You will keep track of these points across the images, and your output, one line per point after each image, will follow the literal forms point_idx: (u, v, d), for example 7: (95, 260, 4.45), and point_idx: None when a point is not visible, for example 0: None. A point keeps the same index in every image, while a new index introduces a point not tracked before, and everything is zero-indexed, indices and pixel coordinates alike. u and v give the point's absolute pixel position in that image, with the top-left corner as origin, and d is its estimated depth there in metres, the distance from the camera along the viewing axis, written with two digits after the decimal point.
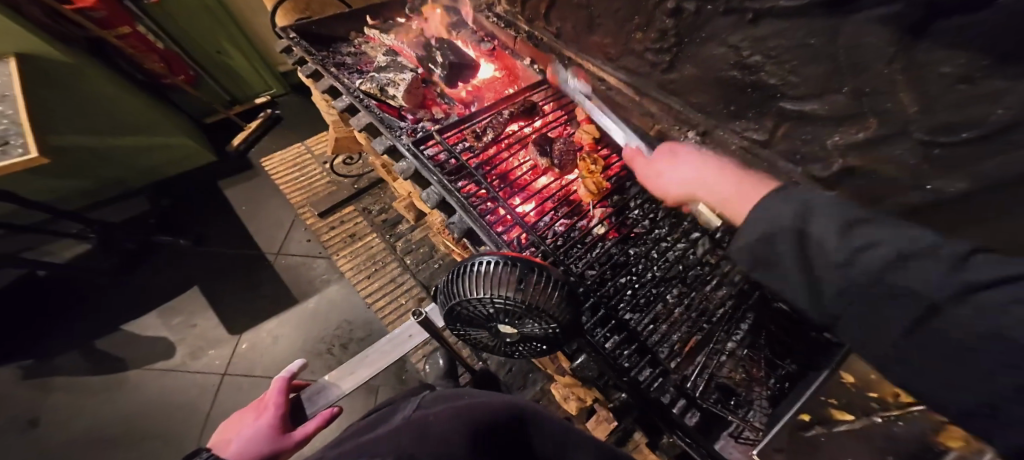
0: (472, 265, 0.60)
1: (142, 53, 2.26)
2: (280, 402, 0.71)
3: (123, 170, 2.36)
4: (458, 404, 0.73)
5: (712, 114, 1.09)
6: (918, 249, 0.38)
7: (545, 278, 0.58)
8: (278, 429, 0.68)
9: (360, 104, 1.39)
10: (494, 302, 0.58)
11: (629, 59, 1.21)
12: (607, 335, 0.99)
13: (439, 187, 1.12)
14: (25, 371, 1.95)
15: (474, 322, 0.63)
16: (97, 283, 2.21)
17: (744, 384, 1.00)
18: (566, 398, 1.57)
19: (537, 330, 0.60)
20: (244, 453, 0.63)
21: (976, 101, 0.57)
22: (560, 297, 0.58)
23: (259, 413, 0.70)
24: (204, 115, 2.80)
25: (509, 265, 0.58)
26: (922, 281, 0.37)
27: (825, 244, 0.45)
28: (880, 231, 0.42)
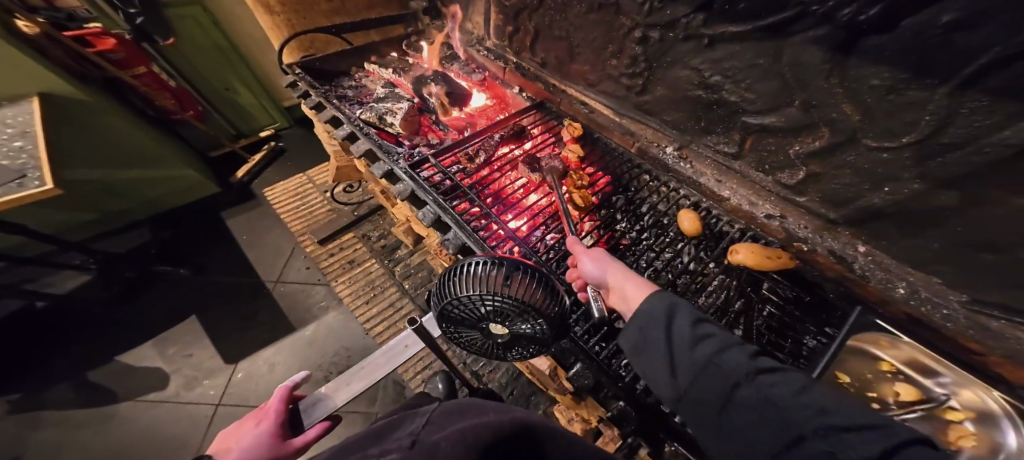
0: (463, 266, 0.65)
1: (155, 91, 2.36)
2: (281, 411, 0.72)
3: (128, 201, 2.43)
4: (469, 424, 0.59)
5: (686, 130, 1.15)
6: (731, 343, 0.56)
7: (532, 277, 0.62)
8: (278, 436, 0.68)
9: (360, 132, 1.46)
10: (483, 301, 0.61)
11: (607, 83, 1.31)
12: (601, 344, 0.98)
13: (435, 206, 1.17)
14: (13, 406, 1.91)
15: (466, 323, 0.66)
16: (96, 313, 2.22)
17: None
18: (569, 420, 1.55)
19: (527, 329, 0.62)
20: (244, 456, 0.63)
21: (907, 108, 0.66)
22: (545, 296, 0.61)
23: (259, 421, 0.71)
24: (209, 149, 2.90)
25: (496, 264, 0.63)
26: (738, 362, 0.52)
27: (685, 334, 0.59)
28: (715, 330, 0.59)
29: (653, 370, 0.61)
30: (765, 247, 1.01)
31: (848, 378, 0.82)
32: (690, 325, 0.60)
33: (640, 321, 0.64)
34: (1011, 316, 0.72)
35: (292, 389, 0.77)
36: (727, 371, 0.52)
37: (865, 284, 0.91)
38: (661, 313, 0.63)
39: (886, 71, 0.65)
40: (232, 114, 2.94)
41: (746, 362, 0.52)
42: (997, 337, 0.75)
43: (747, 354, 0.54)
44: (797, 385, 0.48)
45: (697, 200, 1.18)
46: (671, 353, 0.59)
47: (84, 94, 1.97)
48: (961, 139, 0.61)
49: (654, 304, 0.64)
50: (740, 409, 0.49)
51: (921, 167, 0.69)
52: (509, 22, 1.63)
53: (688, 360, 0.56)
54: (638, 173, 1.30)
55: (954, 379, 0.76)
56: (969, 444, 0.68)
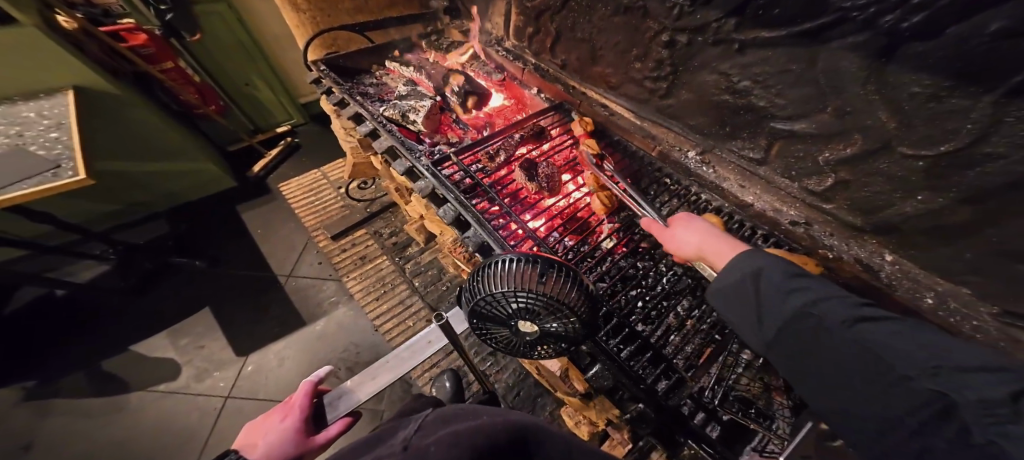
0: (495, 263, 0.65)
1: (180, 86, 2.42)
2: (306, 405, 0.72)
3: (149, 193, 2.49)
4: (463, 426, 0.58)
5: (710, 135, 1.15)
6: (831, 292, 0.52)
7: (565, 275, 0.63)
8: (302, 432, 0.68)
9: (383, 128, 1.49)
10: (516, 298, 0.62)
11: (629, 86, 1.32)
12: (619, 344, 0.97)
13: (455, 204, 1.18)
14: (30, 392, 1.97)
15: (495, 320, 0.66)
16: (113, 302, 2.27)
17: (761, 396, 0.94)
18: (575, 422, 1.55)
19: (556, 327, 0.63)
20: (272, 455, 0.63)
21: (947, 116, 0.65)
22: (577, 295, 0.62)
23: (285, 415, 0.71)
24: (228, 143, 2.97)
25: (530, 262, 0.63)
26: (833, 312, 0.50)
27: (774, 286, 0.57)
28: (812, 281, 0.55)
29: (739, 319, 0.62)
30: (791, 253, 1.00)
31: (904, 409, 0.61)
32: (781, 276, 0.58)
33: (725, 273, 0.65)
34: None
35: (316, 384, 0.77)
36: (820, 319, 0.50)
37: (890, 294, 0.90)
38: (751, 269, 0.62)
39: (928, 78, 0.64)
40: (253, 110, 3.01)
41: (847, 310, 0.49)
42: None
43: (850, 303, 0.50)
44: (908, 331, 0.44)
45: (720, 204, 1.17)
46: (758, 301, 0.59)
47: (116, 88, 2.03)
48: (1003, 148, 0.60)
49: (746, 259, 0.64)
50: (833, 355, 0.48)
51: (960, 176, 0.69)
52: (529, 23, 1.64)
53: (776, 308, 0.56)
54: (658, 176, 1.28)
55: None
56: None
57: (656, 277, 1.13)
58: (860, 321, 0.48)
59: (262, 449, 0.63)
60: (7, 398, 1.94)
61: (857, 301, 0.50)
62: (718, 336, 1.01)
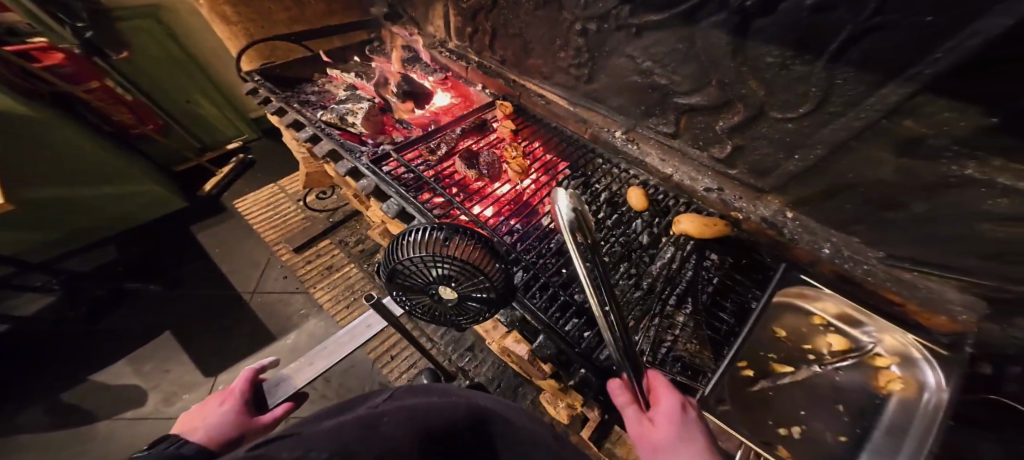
0: (407, 234, 0.70)
1: (110, 106, 2.31)
2: (245, 391, 0.73)
3: (90, 220, 2.33)
4: (437, 400, 0.59)
5: (631, 116, 1.23)
6: None
7: (471, 239, 0.67)
8: (246, 414, 0.69)
9: (322, 133, 1.49)
10: (422, 263, 0.66)
11: (559, 76, 1.38)
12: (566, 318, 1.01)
13: (399, 198, 1.19)
14: None
15: (413, 289, 0.70)
16: (62, 336, 2.14)
17: (699, 352, 0.92)
18: (556, 407, 1.60)
19: (468, 289, 0.67)
20: (212, 435, 0.60)
21: (797, 81, 0.76)
22: (482, 254, 0.66)
23: (224, 400, 0.70)
24: (173, 164, 2.82)
25: (437, 230, 0.68)
26: None
27: None
28: None
29: None
30: (706, 217, 1.11)
31: (773, 353, 0.87)
32: None
33: None
34: (919, 266, 0.82)
35: (257, 371, 0.78)
36: None
37: (794, 247, 1.01)
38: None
39: (777, 49, 0.74)
40: (197, 127, 2.87)
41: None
42: (909, 288, 0.85)
43: None
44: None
45: (645, 178, 1.25)
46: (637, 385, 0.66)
47: (26, 106, 1.86)
48: (841, 107, 0.72)
49: None
50: None
51: (819, 133, 0.79)
52: (467, 23, 1.69)
53: None
54: (592, 157, 1.35)
55: (878, 326, 0.83)
56: (896, 389, 0.76)
57: None
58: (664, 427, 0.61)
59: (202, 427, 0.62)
60: None
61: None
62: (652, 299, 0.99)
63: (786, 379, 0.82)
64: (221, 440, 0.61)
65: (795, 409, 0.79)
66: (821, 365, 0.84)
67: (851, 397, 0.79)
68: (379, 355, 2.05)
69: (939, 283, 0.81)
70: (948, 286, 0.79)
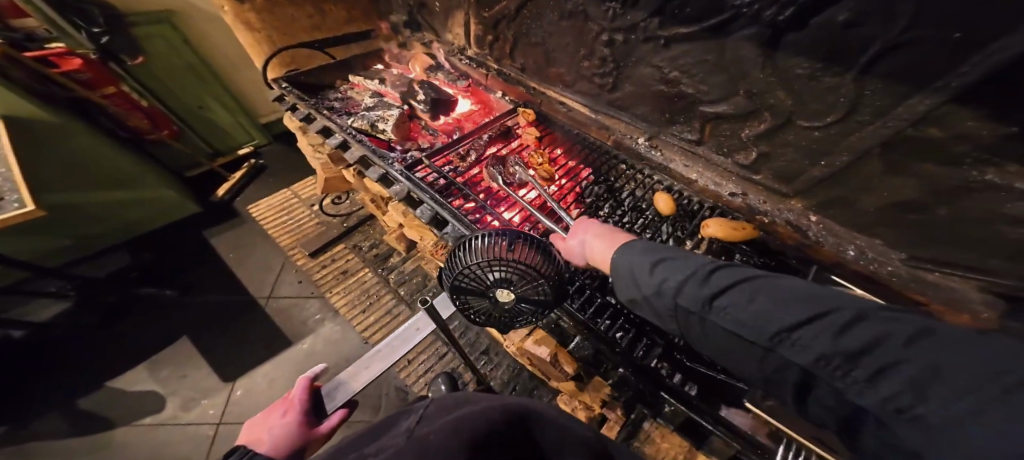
0: (470, 240, 0.75)
1: (127, 111, 2.37)
2: (305, 399, 0.76)
3: (105, 224, 2.39)
4: (476, 407, 0.55)
5: (654, 122, 1.27)
6: (868, 330, 0.42)
7: (531, 243, 0.73)
8: (306, 424, 0.72)
9: (353, 138, 1.54)
10: (488, 266, 0.71)
11: (582, 83, 1.43)
12: (607, 322, 0.99)
13: (432, 204, 1.23)
14: None
15: (475, 292, 0.74)
16: (84, 339, 2.19)
17: None
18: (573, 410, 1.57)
19: (529, 292, 0.71)
20: (277, 448, 0.66)
21: (826, 92, 0.79)
22: (544, 258, 0.72)
23: (286, 410, 0.74)
24: (184, 168, 2.87)
25: (499, 235, 0.73)
26: (860, 354, 0.42)
27: (799, 320, 0.47)
28: (856, 322, 0.43)
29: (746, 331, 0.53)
30: (732, 221, 1.11)
31: None
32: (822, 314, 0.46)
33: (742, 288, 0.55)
34: (941, 267, 0.84)
35: (312, 379, 0.80)
36: (838, 360, 0.43)
37: (820, 248, 1.04)
38: (646, 262, 0.68)
39: (807, 61, 0.78)
40: (211, 132, 2.92)
41: (823, 340, 0.44)
42: (933, 288, 0.87)
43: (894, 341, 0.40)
44: (894, 332, 0.41)
45: (670, 183, 1.28)
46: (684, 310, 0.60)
47: (49, 113, 1.96)
48: (869, 117, 0.75)
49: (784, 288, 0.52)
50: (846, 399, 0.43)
51: (845, 141, 0.83)
52: (489, 32, 1.74)
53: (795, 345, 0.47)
54: (616, 163, 1.40)
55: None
56: None
57: None
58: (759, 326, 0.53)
59: (268, 443, 0.66)
60: None
61: (842, 325, 0.44)
62: None
63: None
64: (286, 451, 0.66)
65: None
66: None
67: None
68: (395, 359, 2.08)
69: (960, 282, 0.83)
70: (969, 286, 0.81)
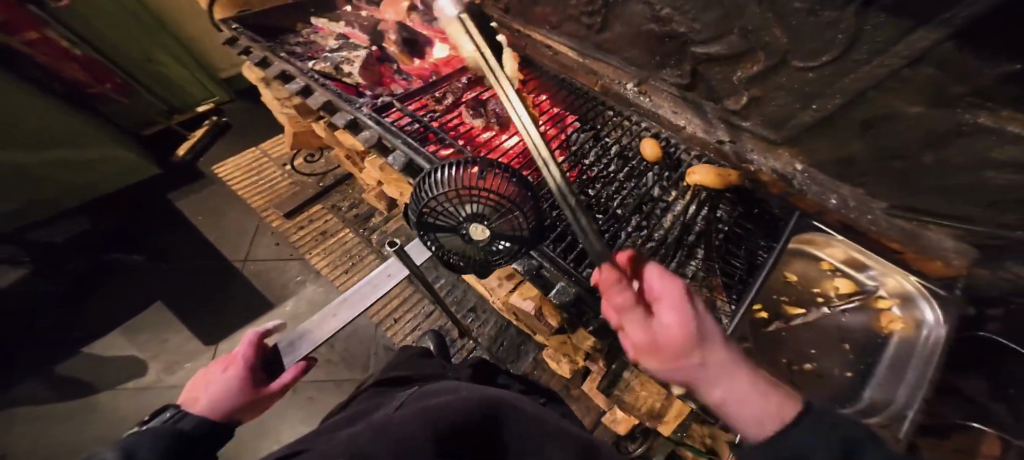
0: (441, 173, 0.71)
1: (59, 62, 2.08)
2: (251, 356, 0.67)
3: (54, 189, 2.17)
4: (451, 396, 0.57)
5: (644, 67, 1.20)
6: None
7: (508, 174, 0.71)
8: (250, 383, 0.64)
9: (316, 83, 1.40)
10: (460, 199, 0.68)
11: (569, 25, 1.32)
12: (586, 266, 1.05)
13: (406, 150, 1.15)
14: None
15: (447, 229, 0.71)
16: (45, 311, 2.08)
17: (706, 297, 1.00)
18: (558, 363, 1.70)
19: (504, 226, 0.69)
20: (215, 410, 0.58)
21: (823, 28, 0.74)
22: (521, 191, 0.70)
23: (228, 367, 0.65)
24: (139, 126, 2.60)
25: (474, 167, 0.70)
26: None
27: None
28: None
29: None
30: (720, 168, 1.11)
31: (783, 296, 0.97)
32: None
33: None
34: (921, 216, 0.86)
35: (263, 335, 0.71)
36: None
37: (803, 197, 1.03)
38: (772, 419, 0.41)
39: None
40: (163, 88, 2.64)
41: None
42: (909, 236, 0.90)
43: None
44: None
45: (658, 130, 1.26)
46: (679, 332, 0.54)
47: None
48: (866, 55, 0.71)
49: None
50: None
51: (839, 83, 0.79)
52: None
53: None
54: (602, 109, 1.34)
55: (881, 270, 0.92)
56: (897, 329, 0.87)
57: (608, 197, 1.15)
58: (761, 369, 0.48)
59: (205, 401, 0.59)
60: None
61: None
62: (664, 248, 1.03)
63: (798, 320, 0.94)
64: (227, 413, 0.59)
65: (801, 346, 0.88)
66: (830, 307, 0.95)
67: (852, 334, 0.90)
68: (382, 318, 2.09)
69: (934, 231, 0.86)
70: (943, 235, 0.84)
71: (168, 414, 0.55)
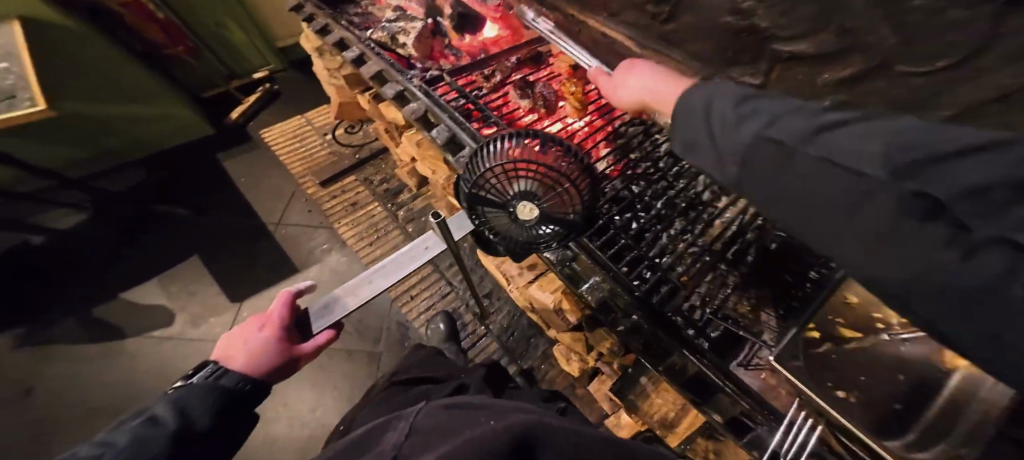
0: (499, 147, 0.73)
1: (141, 23, 2.30)
2: (285, 317, 0.69)
3: (120, 141, 2.37)
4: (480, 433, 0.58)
5: (712, 65, 1.10)
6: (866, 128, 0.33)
7: (569, 153, 0.72)
8: (284, 341, 0.69)
9: (370, 52, 1.42)
10: (516, 174, 0.68)
11: (629, 12, 1.16)
12: (623, 265, 0.99)
13: (450, 124, 1.14)
14: (22, 339, 2.01)
15: (494, 203, 0.69)
16: (100, 250, 2.26)
17: (749, 313, 0.92)
18: (568, 359, 1.65)
19: (555, 207, 0.67)
20: (254, 365, 0.66)
21: None
22: (581, 171, 0.70)
23: (264, 325, 0.70)
24: (202, 89, 2.79)
25: (536, 142, 0.72)
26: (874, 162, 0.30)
27: (779, 140, 0.38)
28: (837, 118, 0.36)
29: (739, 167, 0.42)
30: None
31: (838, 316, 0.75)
32: (790, 122, 0.37)
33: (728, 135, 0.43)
34: None
35: (296, 295, 0.71)
36: (839, 170, 0.33)
37: None
38: (716, 107, 0.47)
39: None
40: (224, 52, 2.73)
41: (801, 142, 0.36)
42: None
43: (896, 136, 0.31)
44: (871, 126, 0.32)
45: None
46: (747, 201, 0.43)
47: (64, 16, 1.92)
48: None
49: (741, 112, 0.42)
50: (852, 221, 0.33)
51: None
52: None
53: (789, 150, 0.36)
54: None
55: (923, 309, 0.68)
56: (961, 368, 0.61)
57: (650, 196, 1.12)
58: (825, 131, 0.34)
59: (247, 358, 0.66)
60: None
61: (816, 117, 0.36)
62: (707, 256, 1.00)
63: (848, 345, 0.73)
64: (265, 366, 0.67)
65: (852, 372, 0.71)
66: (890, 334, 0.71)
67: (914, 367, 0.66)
68: (398, 294, 2.10)
69: None
70: None
71: (211, 368, 0.65)
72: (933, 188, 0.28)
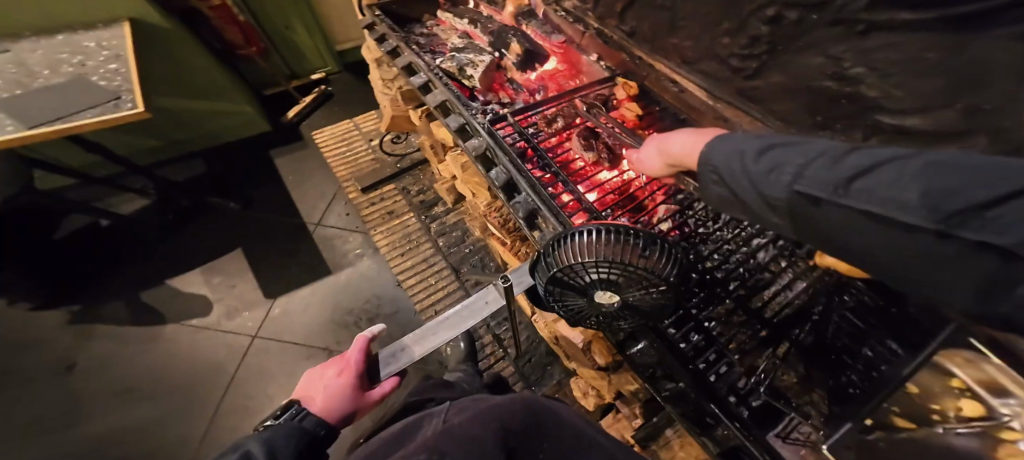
0: (577, 235, 0.69)
1: (226, 25, 2.50)
2: (360, 364, 0.76)
3: (190, 134, 2.58)
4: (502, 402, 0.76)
5: (795, 123, 1.06)
6: (894, 165, 0.40)
7: (659, 245, 0.67)
8: (357, 388, 0.74)
9: (437, 80, 1.48)
10: (596, 266, 0.65)
11: (709, 63, 1.21)
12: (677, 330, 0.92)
13: (509, 167, 1.16)
14: (74, 316, 2.13)
15: (574, 290, 0.69)
16: (153, 236, 2.40)
17: (796, 389, 0.83)
18: (584, 393, 1.56)
19: (637, 296, 0.66)
20: (330, 408, 0.72)
21: None
22: (667, 262, 0.66)
23: (341, 369, 0.77)
24: (264, 86, 2.96)
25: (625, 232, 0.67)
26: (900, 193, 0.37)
27: (808, 177, 0.46)
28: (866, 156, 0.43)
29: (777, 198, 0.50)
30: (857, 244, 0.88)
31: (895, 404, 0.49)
32: (820, 165, 0.45)
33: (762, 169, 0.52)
34: None
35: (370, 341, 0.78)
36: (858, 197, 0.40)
37: None
38: (751, 149, 0.55)
39: None
40: (290, 56, 2.94)
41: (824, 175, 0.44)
42: None
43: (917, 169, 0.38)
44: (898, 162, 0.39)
45: None
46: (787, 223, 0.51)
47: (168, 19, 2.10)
48: None
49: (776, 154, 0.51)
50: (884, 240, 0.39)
51: None
52: None
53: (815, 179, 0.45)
54: None
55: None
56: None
57: (712, 258, 1.06)
58: (854, 176, 0.42)
59: (324, 403, 0.73)
60: (53, 319, 2.12)
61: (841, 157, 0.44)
62: (761, 327, 0.93)
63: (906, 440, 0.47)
64: (338, 410, 0.73)
65: None
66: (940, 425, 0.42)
67: None
68: (424, 307, 2.08)
69: None
70: None
71: (295, 409, 0.72)
72: (991, 230, 0.30)
